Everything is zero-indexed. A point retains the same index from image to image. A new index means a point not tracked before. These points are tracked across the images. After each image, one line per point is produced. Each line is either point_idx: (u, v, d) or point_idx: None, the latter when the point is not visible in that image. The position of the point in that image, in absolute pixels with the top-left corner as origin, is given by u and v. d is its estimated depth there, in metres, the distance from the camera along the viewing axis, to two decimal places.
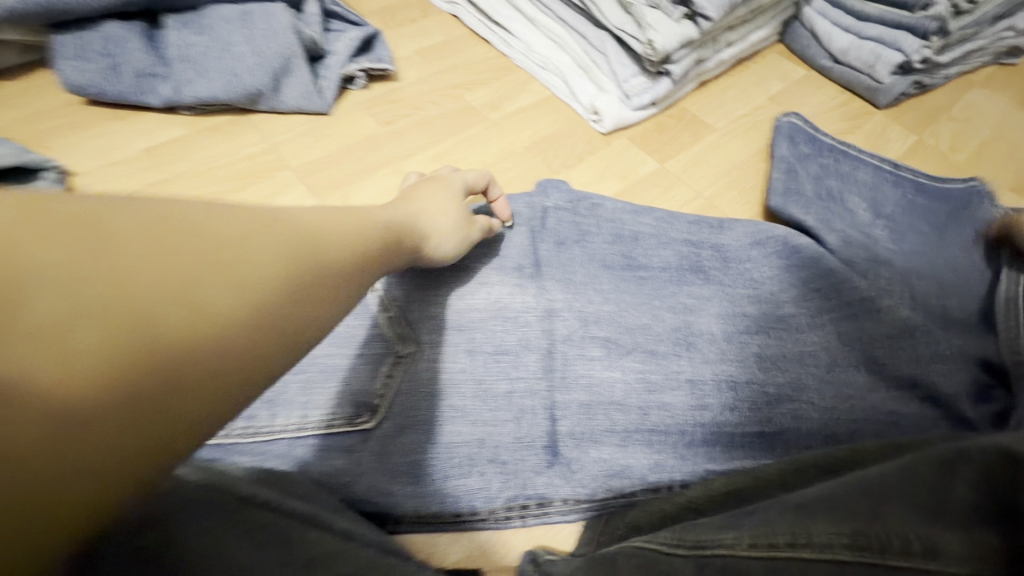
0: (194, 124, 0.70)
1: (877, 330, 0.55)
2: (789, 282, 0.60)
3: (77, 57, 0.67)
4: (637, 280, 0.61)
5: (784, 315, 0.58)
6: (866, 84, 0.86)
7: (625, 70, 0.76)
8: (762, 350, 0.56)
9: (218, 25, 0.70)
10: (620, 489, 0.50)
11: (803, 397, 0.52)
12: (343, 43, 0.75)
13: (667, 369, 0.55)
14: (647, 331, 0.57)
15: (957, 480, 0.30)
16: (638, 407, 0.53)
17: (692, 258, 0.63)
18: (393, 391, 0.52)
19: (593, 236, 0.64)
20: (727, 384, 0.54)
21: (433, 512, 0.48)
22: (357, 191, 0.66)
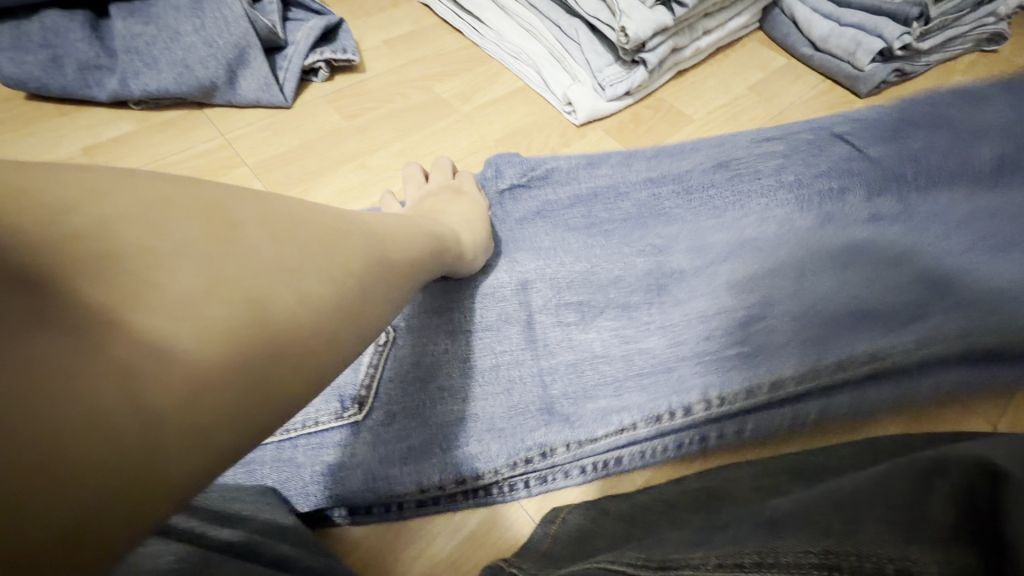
0: (144, 120, 0.66)
1: (859, 262, 0.52)
2: (756, 218, 0.58)
3: (14, 49, 0.63)
4: (603, 234, 0.60)
5: (752, 239, 0.56)
6: (847, 73, 0.84)
7: (600, 59, 0.74)
8: (732, 278, 0.53)
9: (167, 13, 0.66)
10: (622, 430, 0.46)
11: (776, 310, 0.49)
12: (303, 32, 0.72)
13: (640, 320, 0.53)
14: (619, 283, 0.55)
15: (934, 492, 0.30)
16: (620, 355, 0.51)
17: (652, 199, 0.62)
18: (376, 380, 0.49)
19: (553, 204, 0.62)
20: (699, 318, 0.51)
21: (432, 484, 0.45)
22: (327, 182, 0.64)
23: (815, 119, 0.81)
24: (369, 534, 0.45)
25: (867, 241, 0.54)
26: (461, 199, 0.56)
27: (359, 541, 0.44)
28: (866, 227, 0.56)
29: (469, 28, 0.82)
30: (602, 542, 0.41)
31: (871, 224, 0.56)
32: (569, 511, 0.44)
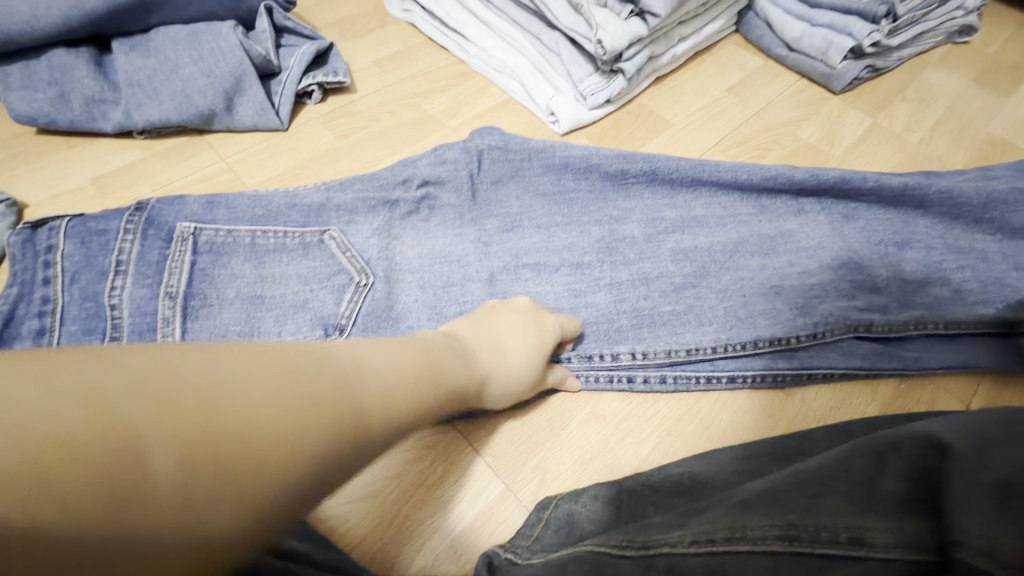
0: (148, 148, 0.70)
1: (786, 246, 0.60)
2: (711, 202, 0.63)
3: (24, 87, 0.66)
4: (567, 201, 0.63)
5: (697, 216, 0.62)
6: (821, 71, 0.87)
7: (580, 70, 0.77)
8: (676, 246, 0.60)
9: (165, 46, 0.70)
10: (561, 376, 0.53)
11: (704, 282, 0.57)
12: (295, 58, 0.75)
13: (592, 276, 0.58)
14: (573, 247, 0.60)
15: (887, 469, 0.33)
16: (569, 307, 0.56)
17: (621, 175, 0.64)
18: (358, 313, 0.54)
19: (527, 169, 0.64)
20: (642, 280, 0.58)
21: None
22: (314, 172, 0.70)
23: (792, 117, 0.84)
24: (365, 515, 0.47)
25: (818, 243, 0.60)
26: (524, 337, 0.49)
27: (368, 533, 0.46)
28: (814, 227, 0.61)
29: (454, 45, 0.86)
30: (590, 527, 0.44)
31: (799, 217, 0.61)
32: (562, 498, 0.47)
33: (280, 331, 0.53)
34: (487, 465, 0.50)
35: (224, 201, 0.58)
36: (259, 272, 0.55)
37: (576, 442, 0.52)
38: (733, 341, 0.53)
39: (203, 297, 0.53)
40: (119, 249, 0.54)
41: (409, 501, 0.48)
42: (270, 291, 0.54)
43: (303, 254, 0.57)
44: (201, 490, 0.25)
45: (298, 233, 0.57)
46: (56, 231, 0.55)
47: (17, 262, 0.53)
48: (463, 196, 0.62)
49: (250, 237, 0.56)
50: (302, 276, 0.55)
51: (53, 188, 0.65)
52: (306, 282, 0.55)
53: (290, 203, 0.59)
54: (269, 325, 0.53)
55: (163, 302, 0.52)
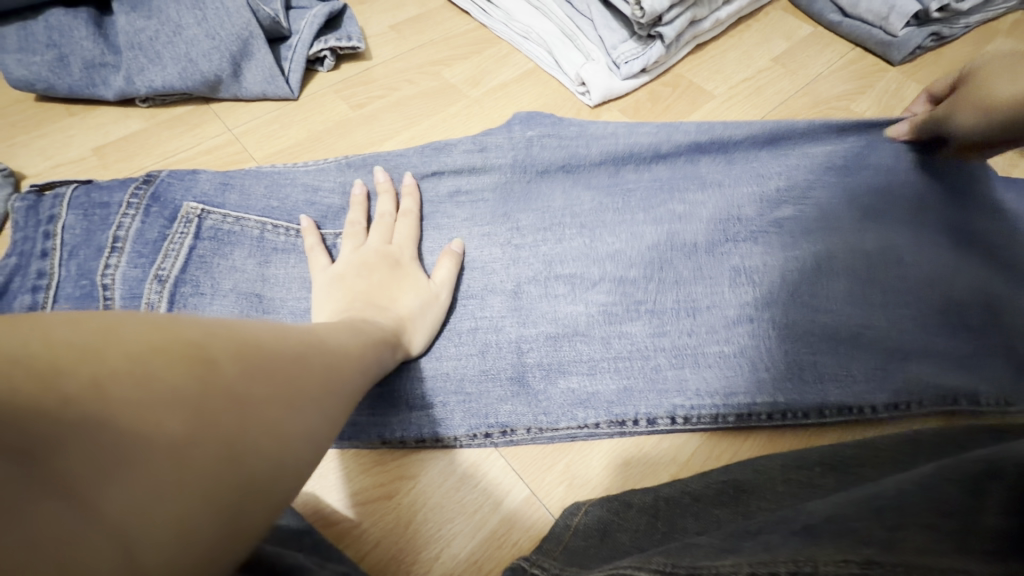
0: (152, 117, 0.65)
1: (890, 266, 0.52)
2: (790, 178, 0.57)
3: (20, 50, 0.62)
4: (624, 193, 0.57)
5: (779, 218, 0.55)
6: (878, 39, 0.79)
7: (614, 36, 0.70)
8: (737, 267, 0.53)
9: (168, 6, 0.65)
10: (584, 421, 0.47)
11: (764, 315, 0.50)
12: (306, 21, 0.69)
13: (633, 298, 0.52)
14: (618, 256, 0.54)
15: (987, 498, 0.28)
16: (601, 337, 0.50)
17: (689, 164, 0.58)
18: None
19: (583, 156, 0.58)
20: (689, 310, 0.51)
21: (394, 438, 0.46)
22: (322, 152, 0.64)
23: (845, 90, 0.76)
24: (381, 526, 0.43)
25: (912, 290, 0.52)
26: (403, 279, 0.48)
27: (384, 537, 0.43)
28: None
29: (477, 8, 0.79)
30: (624, 536, 0.40)
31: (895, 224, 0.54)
32: (591, 504, 0.43)
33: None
34: (511, 467, 0.47)
35: (238, 184, 0.54)
36: (261, 266, 0.51)
37: (609, 453, 0.47)
38: (795, 402, 0.47)
39: (195, 285, 0.49)
40: (118, 224, 0.50)
41: (424, 507, 0.44)
42: (271, 293, 0.51)
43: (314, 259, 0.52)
44: (273, 446, 0.27)
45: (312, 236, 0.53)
46: (60, 201, 0.51)
47: (17, 232, 0.50)
48: (497, 192, 0.57)
49: (258, 230, 0.52)
50: (305, 282, 0.51)
51: (52, 159, 0.61)
52: (308, 288, 0.51)
53: (309, 202, 0.55)
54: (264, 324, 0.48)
55: (151, 286, 0.48)
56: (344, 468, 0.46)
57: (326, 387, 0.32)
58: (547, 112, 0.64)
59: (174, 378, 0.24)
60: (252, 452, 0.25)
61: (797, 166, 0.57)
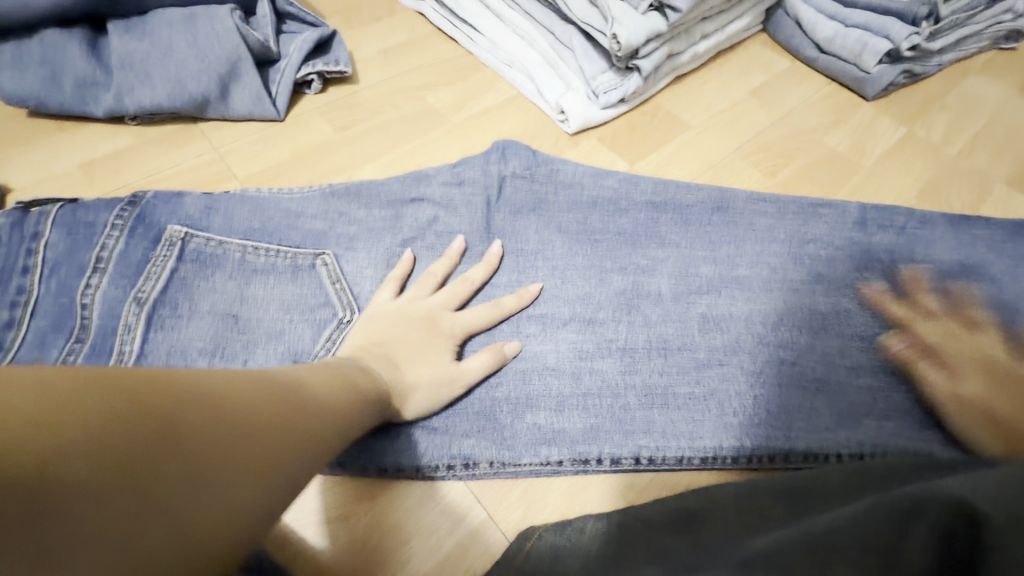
0: (140, 135, 0.67)
1: (838, 326, 0.54)
2: (740, 245, 0.59)
3: (16, 68, 0.64)
4: (591, 242, 0.58)
5: (739, 276, 0.57)
6: (852, 75, 0.81)
7: (593, 66, 0.72)
8: (706, 313, 0.55)
9: (161, 29, 0.67)
10: (547, 457, 0.47)
11: (732, 361, 0.52)
12: (295, 45, 0.72)
13: (604, 336, 0.53)
14: (588, 299, 0.55)
15: (909, 535, 0.29)
16: (571, 371, 0.51)
17: (649, 222, 0.60)
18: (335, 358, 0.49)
19: (551, 203, 0.60)
20: (660, 350, 0.52)
21: (354, 466, 0.46)
22: (304, 173, 0.66)
23: (820, 124, 0.78)
24: (339, 559, 0.44)
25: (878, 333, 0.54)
26: (432, 351, 0.48)
27: (332, 565, 0.44)
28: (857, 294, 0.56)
29: (463, 36, 0.82)
30: (573, 563, 0.41)
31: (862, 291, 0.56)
32: (544, 529, 0.43)
33: (247, 358, 0.49)
34: (469, 490, 0.47)
35: (223, 207, 0.55)
36: (239, 289, 0.52)
37: (571, 483, 0.47)
38: (760, 447, 0.48)
39: (174, 306, 0.50)
40: (103, 244, 0.51)
41: (380, 530, 0.45)
42: (247, 313, 0.51)
43: (291, 278, 0.53)
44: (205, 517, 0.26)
45: (290, 254, 0.54)
46: (45, 218, 0.53)
47: (4, 247, 0.51)
48: (476, 224, 0.58)
49: (239, 253, 0.53)
50: (284, 303, 0.52)
51: (39, 173, 0.63)
52: (287, 311, 0.51)
53: (291, 224, 0.56)
54: (237, 348, 0.49)
55: (129, 307, 0.49)
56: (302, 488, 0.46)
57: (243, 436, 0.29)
58: (527, 145, 0.67)
59: (17, 418, 0.22)
60: (189, 514, 0.25)
61: (753, 231, 0.60)
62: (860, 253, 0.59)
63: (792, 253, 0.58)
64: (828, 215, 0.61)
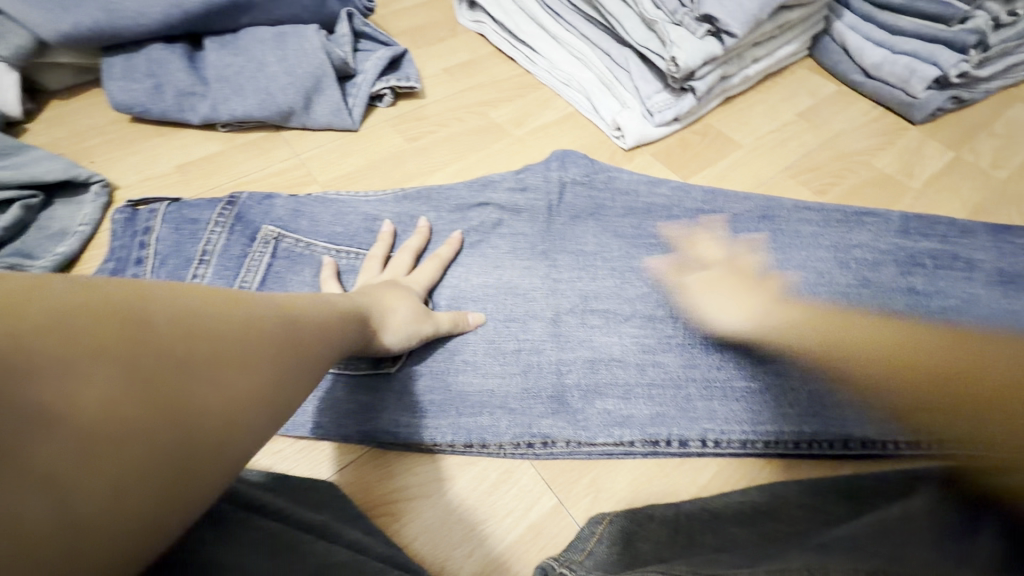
0: (230, 140, 0.73)
1: (887, 327, 0.55)
2: (791, 252, 0.61)
3: (124, 78, 0.71)
4: (647, 246, 0.61)
5: (786, 279, 0.59)
6: (900, 99, 0.84)
7: (649, 87, 0.76)
8: (757, 312, 0.57)
9: (253, 46, 0.74)
10: (621, 438, 0.50)
11: (784, 357, 0.54)
12: (371, 62, 0.78)
13: (663, 333, 0.56)
14: (646, 299, 0.58)
15: (980, 530, 0.31)
16: (636, 363, 0.54)
17: (700, 228, 0.63)
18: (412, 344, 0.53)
19: (609, 209, 0.64)
20: (716, 347, 0.55)
21: (444, 442, 0.50)
22: (377, 178, 0.71)
23: (866, 146, 0.81)
24: (421, 534, 0.46)
25: (928, 329, 0.55)
26: (398, 290, 0.51)
27: (418, 533, 0.46)
28: (902, 297, 0.58)
29: (522, 56, 0.87)
30: (645, 546, 0.43)
31: (907, 295, 0.58)
32: (615, 514, 0.46)
33: None
34: (540, 476, 0.50)
35: (308, 212, 0.60)
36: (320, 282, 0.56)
37: (640, 469, 0.50)
38: (818, 432, 0.50)
39: None
40: (207, 239, 0.57)
41: (459, 508, 0.48)
42: None
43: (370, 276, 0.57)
44: (210, 415, 0.29)
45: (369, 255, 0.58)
46: (156, 214, 0.58)
47: (119, 239, 0.57)
48: (538, 226, 0.62)
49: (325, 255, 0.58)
50: None
51: (140, 173, 0.69)
52: None
53: (368, 226, 0.60)
54: None
55: None
56: (386, 467, 0.50)
57: (219, 357, 0.30)
58: (584, 156, 0.71)
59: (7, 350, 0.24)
60: (193, 420, 0.28)
61: (802, 234, 0.63)
62: (904, 257, 0.61)
63: (836, 257, 0.61)
64: (872, 223, 0.64)
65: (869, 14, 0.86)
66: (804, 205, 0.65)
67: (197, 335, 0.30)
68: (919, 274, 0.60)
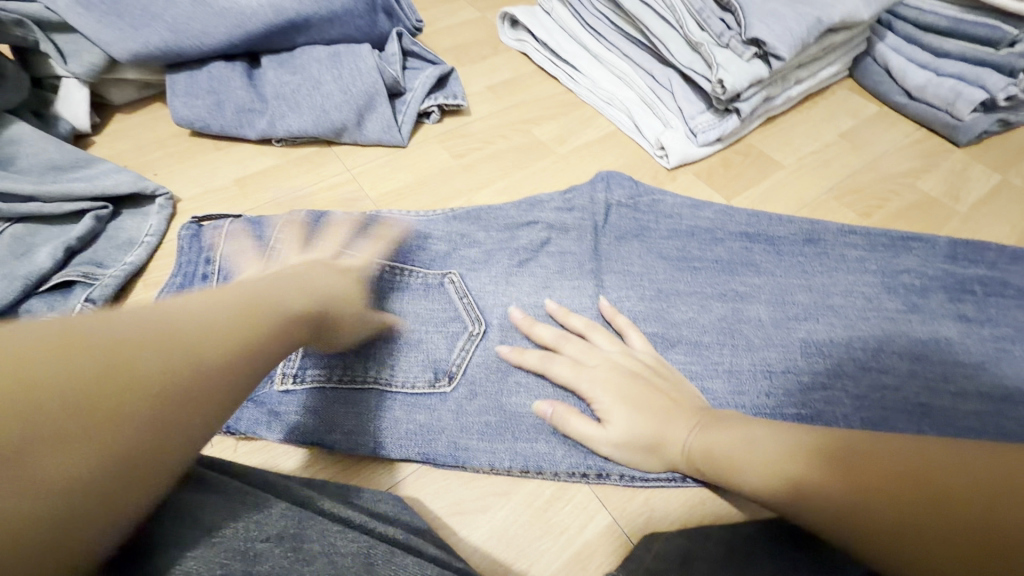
0: (284, 155, 0.75)
1: (937, 355, 0.56)
2: (837, 278, 0.61)
3: (187, 94, 0.74)
4: (691, 270, 0.62)
5: (833, 305, 0.59)
6: (945, 121, 0.83)
7: (692, 107, 0.77)
8: (806, 338, 0.57)
9: (310, 64, 0.76)
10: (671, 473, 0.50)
11: (837, 384, 0.54)
12: (420, 80, 0.80)
13: (710, 360, 0.56)
14: (693, 323, 0.58)
15: None
16: None
17: (744, 251, 0.63)
18: (468, 362, 0.54)
19: (652, 231, 0.65)
20: (765, 372, 0.55)
21: (502, 466, 0.51)
22: (424, 195, 0.73)
23: (910, 168, 0.80)
24: (480, 549, 0.48)
25: (980, 362, 0.56)
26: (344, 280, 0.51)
27: (478, 546, 0.48)
28: (953, 324, 0.58)
29: (564, 74, 0.89)
30: (702, 565, 0.43)
31: (958, 323, 0.58)
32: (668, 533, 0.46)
33: (393, 365, 0.54)
34: (594, 495, 0.50)
35: (363, 230, 0.62)
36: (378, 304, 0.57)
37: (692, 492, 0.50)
38: None
39: None
40: (270, 256, 0.58)
41: (515, 524, 0.49)
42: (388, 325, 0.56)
43: (423, 295, 0.58)
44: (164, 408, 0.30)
45: (422, 274, 0.59)
46: (223, 232, 0.60)
47: (188, 256, 0.59)
48: (584, 245, 0.63)
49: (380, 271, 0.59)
50: (420, 318, 0.57)
51: (200, 186, 0.72)
52: (422, 324, 0.56)
53: (421, 246, 0.62)
54: (385, 354, 0.54)
55: None
56: (443, 481, 0.51)
57: (163, 358, 0.31)
58: (626, 176, 0.71)
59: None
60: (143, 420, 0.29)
61: (847, 259, 0.63)
62: (953, 283, 0.61)
63: (885, 282, 0.61)
64: (918, 248, 0.64)
65: (912, 36, 0.87)
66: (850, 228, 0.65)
67: (138, 343, 0.31)
68: (972, 301, 0.60)
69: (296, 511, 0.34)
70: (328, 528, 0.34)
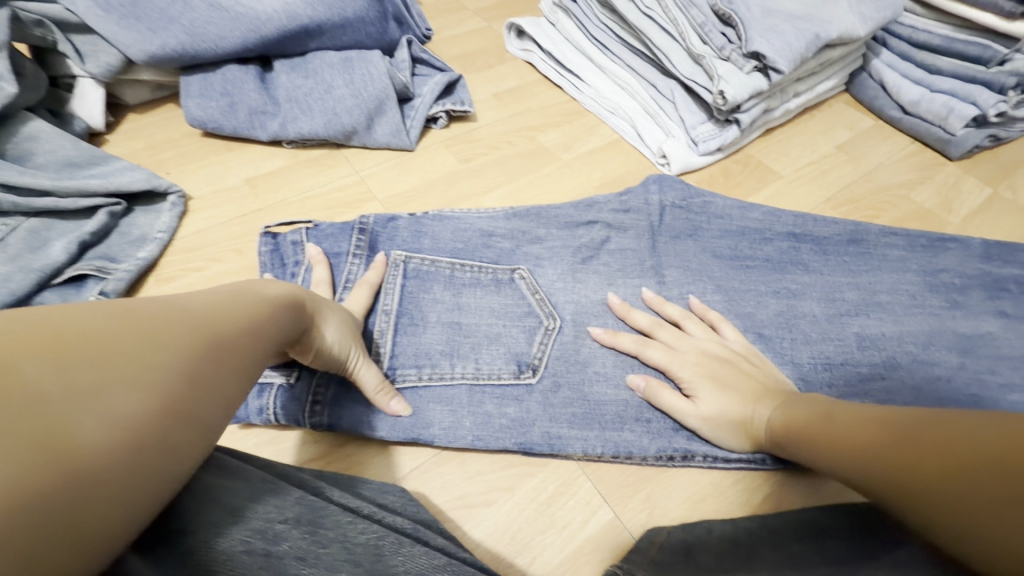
0: (293, 157, 0.77)
1: (986, 349, 0.58)
2: (881, 274, 0.63)
3: (201, 95, 0.75)
4: (743, 268, 0.63)
5: (881, 301, 0.61)
6: (937, 136, 0.86)
7: (693, 117, 0.79)
8: (861, 331, 0.59)
9: (323, 69, 0.78)
10: (676, 450, 0.52)
11: (894, 375, 0.56)
12: (429, 87, 0.82)
13: (778, 348, 0.58)
14: (751, 317, 0.60)
15: None
16: None
17: (793, 250, 0.65)
18: (548, 355, 0.56)
19: (705, 230, 0.66)
20: (825, 364, 0.57)
21: (596, 453, 0.52)
22: (434, 196, 0.74)
23: (904, 180, 0.82)
24: (484, 541, 0.49)
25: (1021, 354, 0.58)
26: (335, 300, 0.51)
27: (483, 539, 0.49)
28: (995, 321, 0.60)
29: (569, 84, 0.91)
30: (704, 556, 0.44)
31: (998, 317, 0.60)
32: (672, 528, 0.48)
33: (476, 357, 0.55)
34: (596, 490, 0.52)
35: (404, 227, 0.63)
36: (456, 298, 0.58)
37: (695, 485, 0.52)
38: None
39: (411, 316, 0.56)
40: (344, 269, 0.59)
41: (519, 518, 0.50)
42: (467, 319, 0.57)
43: (496, 290, 0.59)
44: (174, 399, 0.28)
45: (491, 269, 0.60)
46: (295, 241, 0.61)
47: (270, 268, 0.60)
48: (643, 242, 0.64)
49: (450, 269, 0.59)
50: (495, 310, 0.58)
51: (209, 185, 0.73)
52: (498, 317, 0.57)
53: (486, 239, 0.62)
54: (467, 348, 0.55)
55: (380, 318, 0.56)
56: (450, 474, 0.52)
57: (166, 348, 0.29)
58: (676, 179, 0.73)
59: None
60: (156, 408, 0.27)
61: (877, 263, 0.64)
62: (991, 282, 0.63)
63: (927, 280, 0.63)
64: (954, 248, 0.66)
65: (903, 53, 0.91)
66: (854, 230, 0.67)
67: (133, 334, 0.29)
68: (975, 306, 0.61)
69: (312, 501, 0.35)
70: (341, 518, 0.34)
